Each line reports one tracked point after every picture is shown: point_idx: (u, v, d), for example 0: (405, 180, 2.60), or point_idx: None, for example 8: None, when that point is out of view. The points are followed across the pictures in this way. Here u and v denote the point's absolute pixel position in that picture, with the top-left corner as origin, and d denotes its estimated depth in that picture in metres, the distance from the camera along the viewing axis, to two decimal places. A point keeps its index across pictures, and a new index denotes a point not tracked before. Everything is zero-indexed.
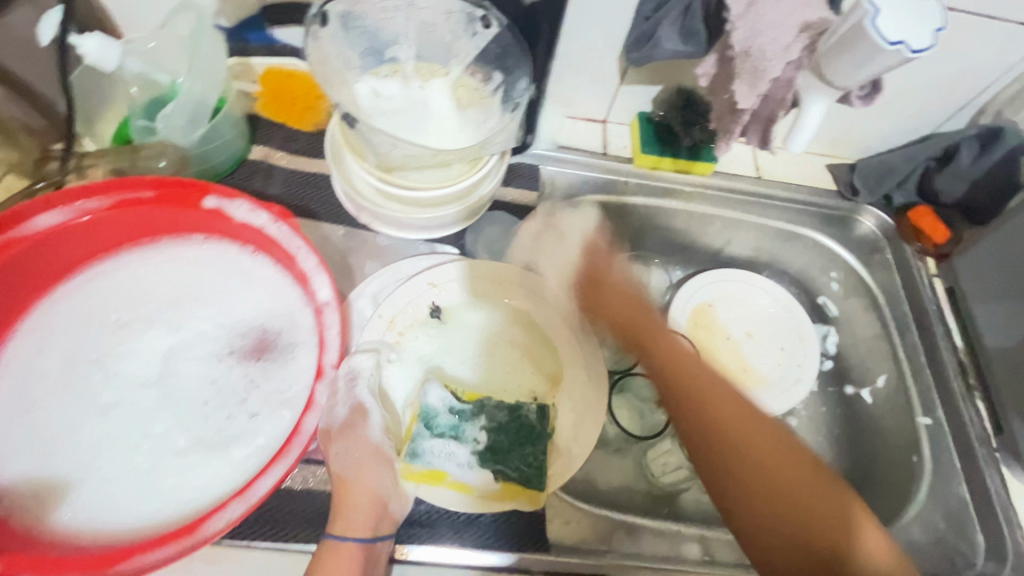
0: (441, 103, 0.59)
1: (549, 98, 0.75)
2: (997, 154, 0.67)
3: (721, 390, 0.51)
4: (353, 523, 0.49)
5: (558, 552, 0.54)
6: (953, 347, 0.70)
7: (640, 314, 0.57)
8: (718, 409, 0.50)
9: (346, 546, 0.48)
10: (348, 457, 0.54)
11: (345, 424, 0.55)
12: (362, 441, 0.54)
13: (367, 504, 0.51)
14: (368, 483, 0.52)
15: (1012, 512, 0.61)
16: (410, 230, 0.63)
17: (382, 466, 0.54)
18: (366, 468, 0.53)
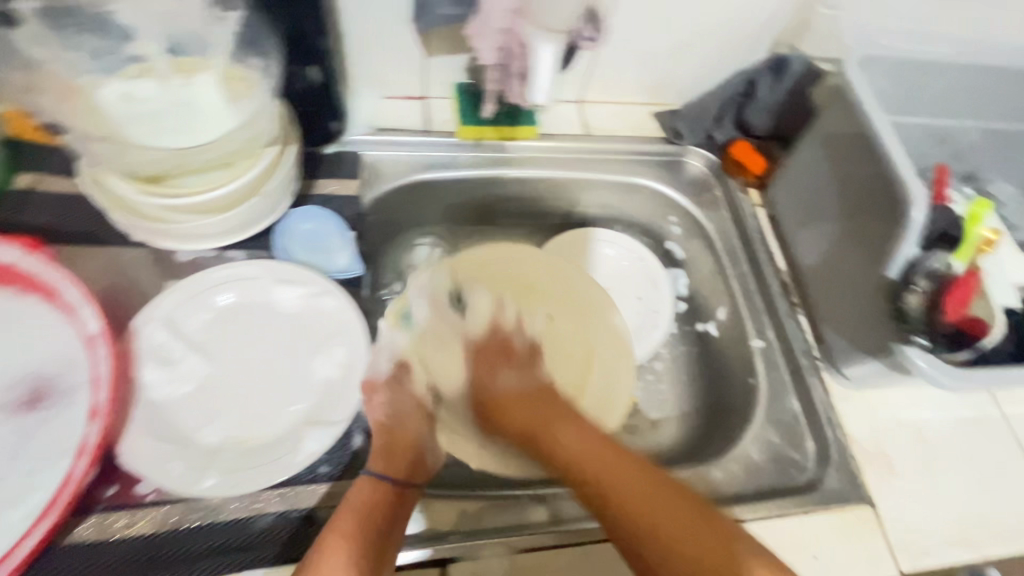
0: (199, 96, 0.53)
1: (358, 81, 0.73)
2: (787, 83, 0.73)
3: (594, 447, 0.50)
4: (396, 465, 0.52)
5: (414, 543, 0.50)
6: (776, 270, 0.73)
7: (546, 401, 0.56)
8: (597, 463, 0.49)
9: (382, 484, 0.49)
10: (391, 408, 0.55)
11: (392, 377, 0.57)
12: (405, 394, 0.57)
13: (406, 449, 0.53)
14: (411, 429, 0.55)
15: (835, 415, 0.64)
16: (196, 239, 0.57)
17: (419, 417, 0.57)
18: (408, 419, 0.55)
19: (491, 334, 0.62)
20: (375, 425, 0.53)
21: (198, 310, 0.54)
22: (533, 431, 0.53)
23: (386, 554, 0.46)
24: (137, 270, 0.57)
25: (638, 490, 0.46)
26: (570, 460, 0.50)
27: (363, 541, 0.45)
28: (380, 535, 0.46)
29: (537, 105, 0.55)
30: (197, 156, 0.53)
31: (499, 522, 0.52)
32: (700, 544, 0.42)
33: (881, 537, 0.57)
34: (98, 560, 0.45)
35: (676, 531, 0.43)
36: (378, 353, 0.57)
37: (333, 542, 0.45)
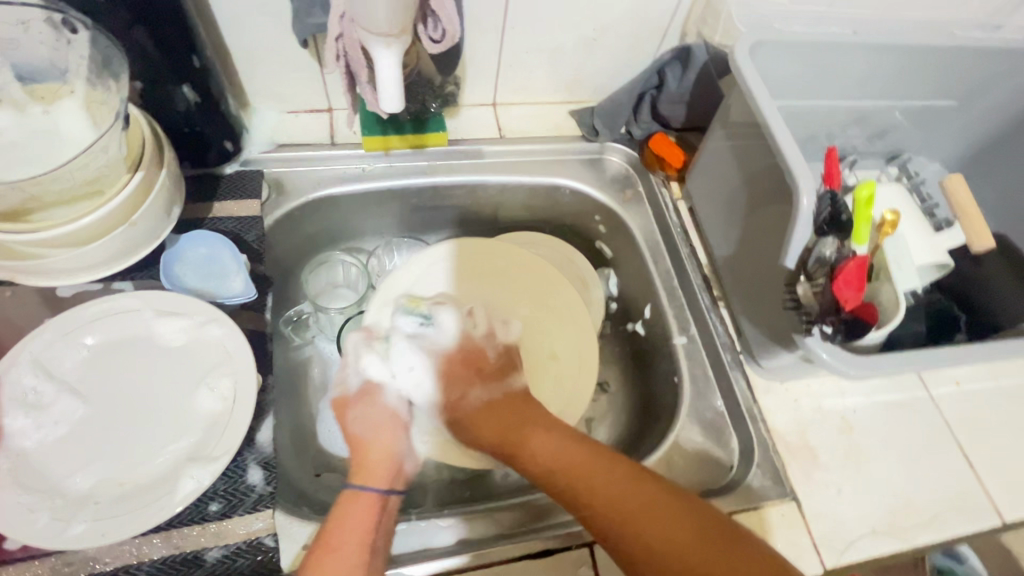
0: (63, 125, 0.51)
1: (256, 97, 0.70)
2: (692, 73, 0.73)
3: (566, 456, 0.53)
4: (370, 473, 0.54)
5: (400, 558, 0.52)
6: (698, 264, 0.71)
7: (511, 400, 0.59)
8: (574, 468, 0.52)
9: (365, 496, 0.51)
10: (364, 422, 0.58)
11: (361, 392, 0.59)
12: (377, 406, 0.58)
13: (385, 461, 0.55)
14: (385, 442, 0.57)
15: (758, 409, 0.62)
16: (71, 274, 0.54)
17: (398, 428, 0.58)
18: (383, 431, 0.57)
19: (462, 347, 0.62)
20: (354, 440, 0.57)
21: (74, 349, 0.52)
22: (520, 460, 0.55)
23: (376, 559, 0.47)
24: (16, 309, 0.55)
25: (625, 490, 0.49)
26: (557, 467, 0.53)
27: (347, 553, 0.46)
28: (368, 543, 0.48)
29: (390, 113, 0.47)
30: (45, 192, 0.48)
31: (409, 550, 0.53)
32: (685, 545, 0.45)
33: (806, 532, 0.56)
34: None
35: (676, 553, 0.45)
36: (344, 372, 0.60)
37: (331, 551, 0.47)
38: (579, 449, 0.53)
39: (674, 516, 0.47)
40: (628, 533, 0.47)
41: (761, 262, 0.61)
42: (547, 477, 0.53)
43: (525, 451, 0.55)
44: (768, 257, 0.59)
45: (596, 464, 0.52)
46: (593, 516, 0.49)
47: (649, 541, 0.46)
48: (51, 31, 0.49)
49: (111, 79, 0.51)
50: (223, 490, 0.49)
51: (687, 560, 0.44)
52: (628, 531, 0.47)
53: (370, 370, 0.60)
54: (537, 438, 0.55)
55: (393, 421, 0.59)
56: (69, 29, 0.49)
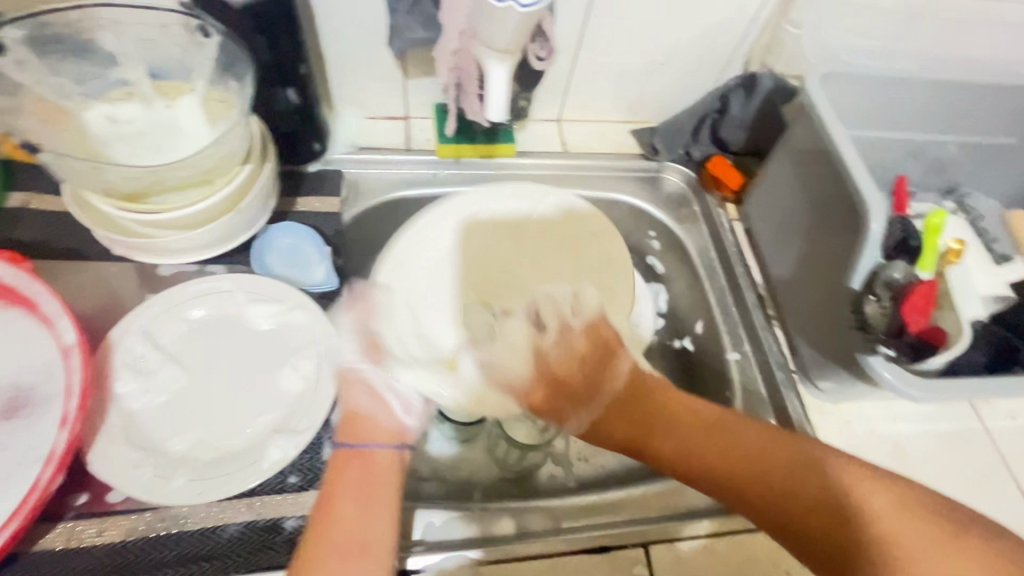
0: (189, 119, 0.55)
1: (341, 102, 0.75)
2: (757, 99, 0.75)
3: (699, 424, 0.52)
4: (363, 440, 0.52)
5: (423, 548, 0.53)
6: (753, 283, 0.73)
7: (599, 348, 0.60)
8: (704, 442, 0.50)
9: (350, 462, 0.50)
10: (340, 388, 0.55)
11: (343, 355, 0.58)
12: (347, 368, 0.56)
13: (360, 420, 0.53)
14: (361, 404, 0.54)
15: (811, 427, 0.63)
16: (178, 254, 0.59)
17: (365, 387, 0.55)
18: (360, 397, 0.54)
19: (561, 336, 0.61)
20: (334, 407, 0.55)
21: (175, 323, 0.56)
22: (650, 444, 0.52)
23: (378, 501, 0.48)
24: (121, 284, 0.60)
25: (702, 437, 0.50)
26: (678, 450, 0.51)
27: (347, 525, 0.46)
28: (368, 506, 0.48)
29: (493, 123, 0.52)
30: (171, 177, 0.53)
31: (470, 535, 0.54)
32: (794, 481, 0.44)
33: None
34: (68, 567, 0.46)
35: (790, 485, 0.44)
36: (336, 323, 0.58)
37: (333, 523, 0.46)
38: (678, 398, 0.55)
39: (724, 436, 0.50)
40: (747, 481, 0.46)
41: (816, 283, 0.64)
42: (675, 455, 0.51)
43: (652, 424, 0.53)
44: (826, 281, 0.62)
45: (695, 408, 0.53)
46: (690, 454, 0.50)
47: (730, 460, 0.48)
48: (186, 35, 0.55)
49: (234, 79, 0.56)
50: (302, 465, 0.52)
51: (764, 489, 0.45)
52: (748, 471, 0.46)
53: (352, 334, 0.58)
54: (661, 410, 0.54)
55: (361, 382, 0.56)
56: (202, 33, 0.54)
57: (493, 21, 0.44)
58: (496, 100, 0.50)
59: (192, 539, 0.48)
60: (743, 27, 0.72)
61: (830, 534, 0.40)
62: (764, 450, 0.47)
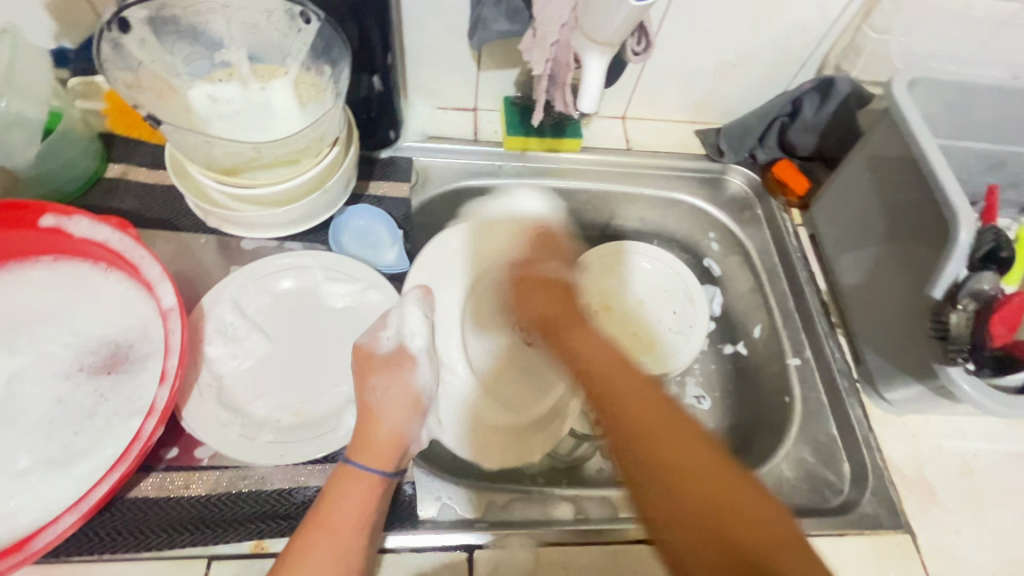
0: (283, 102, 0.58)
1: (414, 91, 0.77)
2: (834, 104, 0.73)
3: (610, 362, 0.48)
4: (370, 455, 0.49)
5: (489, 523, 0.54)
6: (817, 290, 0.73)
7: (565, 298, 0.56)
8: (645, 424, 0.42)
9: (365, 478, 0.48)
10: (382, 392, 0.52)
11: (392, 356, 0.54)
12: (403, 382, 0.53)
13: (390, 442, 0.50)
14: (392, 418, 0.51)
15: (874, 438, 0.62)
16: (264, 228, 0.62)
17: (415, 413, 0.53)
18: (397, 411, 0.52)
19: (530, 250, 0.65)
20: (362, 408, 0.51)
21: (261, 294, 0.59)
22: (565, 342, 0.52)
23: (374, 539, 0.47)
24: (209, 256, 0.64)
25: (650, 418, 0.43)
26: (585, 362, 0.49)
27: (340, 535, 0.45)
28: (360, 533, 0.46)
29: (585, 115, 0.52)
30: (269, 154, 0.55)
31: (529, 516, 0.55)
32: (706, 472, 0.39)
33: (921, 566, 0.55)
34: (157, 516, 0.49)
35: (691, 454, 0.40)
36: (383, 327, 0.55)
37: (319, 544, 0.45)
38: (603, 345, 0.50)
39: (645, 394, 0.45)
40: (640, 453, 0.41)
41: (883, 288, 0.64)
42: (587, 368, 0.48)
43: (603, 363, 0.48)
44: (889, 287, 0.63)
45: (643, 392, 0.45)
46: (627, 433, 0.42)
47: (644, 430, 0.42)
48: (286, 20, 0.57)
49: (328, 65, 0.59)
50: None
51: (701, 496, 0.38)
52: (665, 454, 0.40)
53: (410, 339, 0.55)
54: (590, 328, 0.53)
55: (414, 405, 0.53)
56: (303, 19, 0.56)
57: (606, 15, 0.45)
58: (590, 89, 0.50)
59: (272, 498, 0.51)
60: (820, 31, 0.72)
61: (715, 510, 0.37)
62: (672, 430, 0.41)
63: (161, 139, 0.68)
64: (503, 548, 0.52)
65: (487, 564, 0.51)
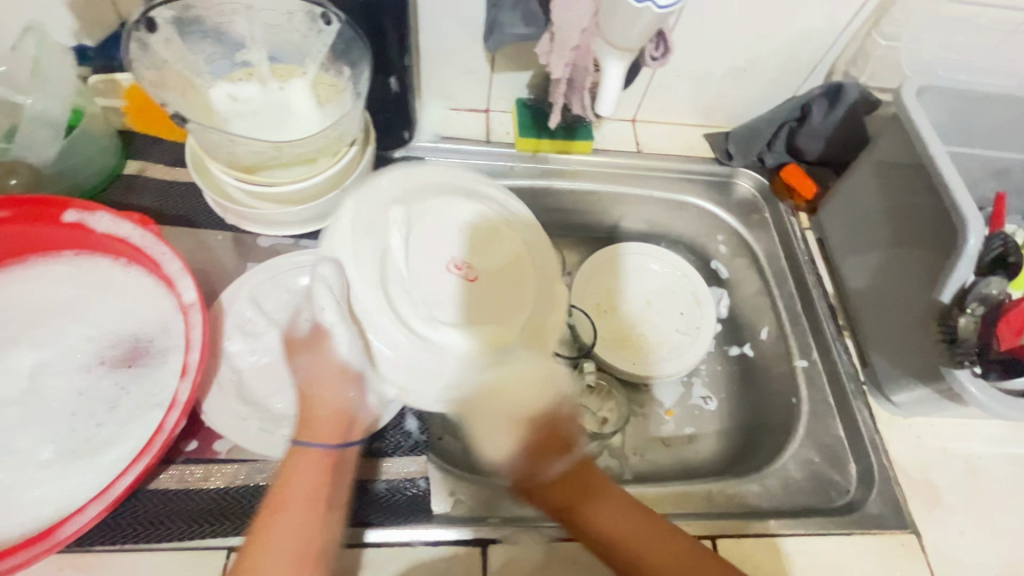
0: (302, 102, 0.60)
1: (427, 92, 0.78)
2: (841, 110, 0.75)
3: (630, 521, 0.50)
4: (315, 437, 0.51)
5: (498, 521, 0.55)
6: (824, 293, 0.74)
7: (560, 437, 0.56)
8: (651, 561, 0.48)
9: (309, 454, 0.50)
10: (310, 373, 0.53)
11: (310, 336, 0.54)
12: (325, 359, 0.53)
13: (332, 417, 0.53)
14: (328, 391, 0.53)
15: (880, 439, 0.63)
16: (283, 226, 0.63)
17: (350, 382, 0.53)
18: (331, 386, 0.53)
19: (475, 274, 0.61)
20: (301, 389, 0.54)
21: (277, 290, 0.60)
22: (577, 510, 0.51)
23: (334, 511, 0.48)
24: (225, 253, 0.64)
25: (656, 546, 0.49)
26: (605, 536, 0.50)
27: (297, 511, 0.46)
28: (315, 507, 0.47)
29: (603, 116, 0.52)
30: (290, 153, 0.57)
31: (541, 512, 0.56)
32: None
33: (926, 565, 0.56)
34: (177, 507, 0.50)
35: None
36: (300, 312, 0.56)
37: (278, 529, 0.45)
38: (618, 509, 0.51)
39: (637, 515, 0.51)
40: None
41: (887, 291, 0.65)
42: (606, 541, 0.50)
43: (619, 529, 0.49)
44: (892, 288, 0.64)
45: (644, 530, 0.50)
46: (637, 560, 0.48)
47: (653, 567, 0.48)
48: (307, 21, 0.58)
49: (347, 66, 0.60)
50: (386, 435, 0.59)
51: None
52: None
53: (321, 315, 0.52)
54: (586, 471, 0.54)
55: (344, 376, 0.53)
56: (324, 21, 0.57)
57: (627, 20, 0.46)
58: (609, 91, 0.51)
59: None
60: (830, 38, 0.73)
61: None
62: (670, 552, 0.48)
63: (181, 137, 0.69)
64: (512, 545, 0.53)
65: (501, 557, 0.52)
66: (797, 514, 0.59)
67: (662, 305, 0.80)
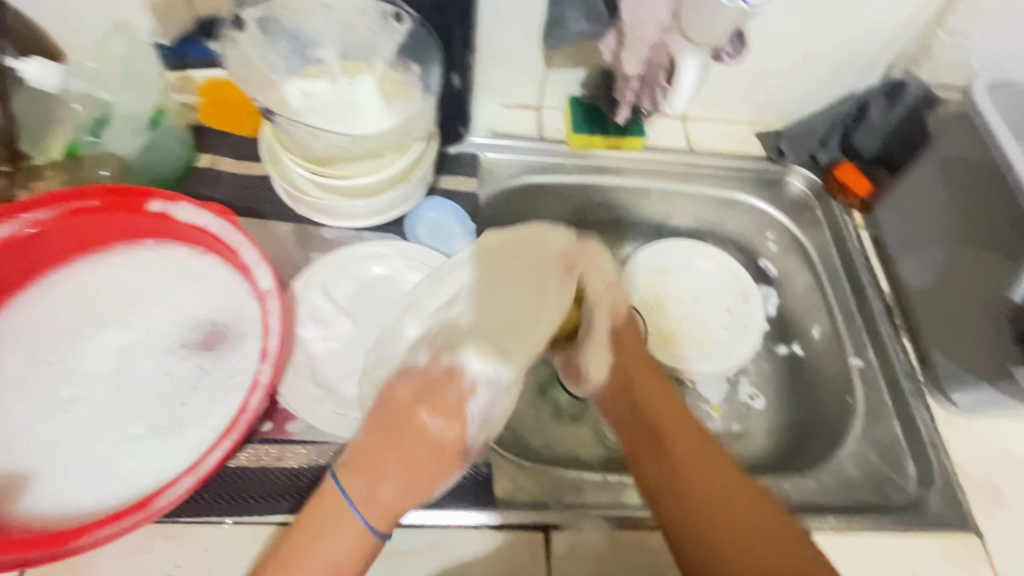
0: (368, 96, 0.61)
1: (482, 89, 0.80)
2: (902, 107, 0.74)
3: (706, 455, 0.51)
4: (370, 510, 0.47)
5: (558, 508, 0.56)
6: (880, 292, 0.73)
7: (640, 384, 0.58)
8: (713, 495, 0.49)
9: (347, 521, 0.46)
10: (408, 453, 0.48)
11: (440, 413, 0.49)
12: (435, 444, 0.49)
13: (400, 496, 0.47)
14: (421, 448, 0.48)
15: (939, 438, 0.63)
16: (349, 218, 0.65)
17: (442, 474, 0.49)
18: (419, 466, 0.48)
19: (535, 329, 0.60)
20: (375, 462, 0.48)
21: (346, 279, 0.63)
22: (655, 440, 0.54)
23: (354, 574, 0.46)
24: (289, 243, 0.66)
25: (715, 480, 0.49)
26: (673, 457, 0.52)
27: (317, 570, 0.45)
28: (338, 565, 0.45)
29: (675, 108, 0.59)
30: (360, 147, 0.59)
31: (600, 499, 0.57)
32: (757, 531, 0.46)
33: (990, 566, 0.56)
34: (257, 483, 0.52)
35: (742, 513, 0.47)
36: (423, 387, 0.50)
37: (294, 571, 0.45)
38: (692, 434, 0.53)
39: (709, 453, 0.52)
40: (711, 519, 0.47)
41: (946, 283, 0.65)
42: (673, 464, 0.51)
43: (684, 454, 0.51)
44: (951, 281, 0.65)
45: (711, 462, 0.51)
46: (699, 490, 0.49)
47: (713, 493, 0.49)
48: (379, 19, 0.60)
49: (416, 63, 0.62)
50: None
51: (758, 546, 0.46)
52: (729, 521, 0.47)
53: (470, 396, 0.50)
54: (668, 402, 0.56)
55: (439, 461, 0.49)
56: (395, 19, 0.60)
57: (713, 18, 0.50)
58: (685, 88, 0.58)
59: None
60: (892, 35, 0.72)
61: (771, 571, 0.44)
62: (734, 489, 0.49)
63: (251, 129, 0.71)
64: (573, 532, 0.54)
65: (565, 544, 0.53)
66: (854, 511, 0.59)
67: (710, 301, 0.80)
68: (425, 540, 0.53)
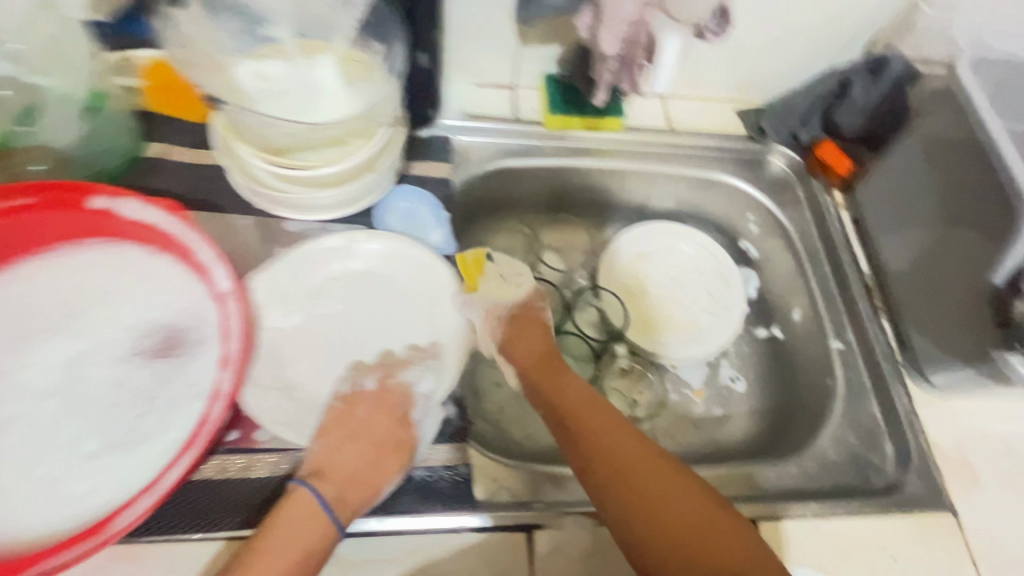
0: (326, 79, 0.57)
1: (453, 67, 0.75)
2: (884, 83, 0.72)
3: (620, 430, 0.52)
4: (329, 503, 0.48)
5: (541, 506, 0.54)
6: (860, 273, 0.72)
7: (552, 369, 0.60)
8: (632, 469, 0.49)
9: (303, 512, 0.47)
10: (354, 452, 0.51)
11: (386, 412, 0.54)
12: (383, 437, 0.53)
13: (357, 486, 0.50)
14: (368, 442, 0.52)
15: (916, 418, 0.64)
16: (317, 211, 0.62)
17: (393, 467, 0.52)
18: (368, 461, 0.51)
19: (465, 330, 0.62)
20: (327, 462, 0.51)
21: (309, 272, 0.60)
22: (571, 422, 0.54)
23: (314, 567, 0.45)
24: (249, 238, 0.61)
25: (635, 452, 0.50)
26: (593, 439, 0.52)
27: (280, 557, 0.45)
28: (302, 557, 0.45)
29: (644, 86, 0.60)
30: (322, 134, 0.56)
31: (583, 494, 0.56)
32: (677, 502, 0.47)
33: (965, 545, 0.57)
34: (224, 495, 0.50)
35: (660, 487, 0.48)
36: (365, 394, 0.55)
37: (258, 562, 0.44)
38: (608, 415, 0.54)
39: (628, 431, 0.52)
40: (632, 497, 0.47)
41: (924, 264, 0.66)
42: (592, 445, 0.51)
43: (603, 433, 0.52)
44: (928, 261, 0.65)
45: (629, 440, 0.51)
46: (618, 464, 0.49)
47: (635, 468, 0.49)
48: None
49: (380, 42, 0.58)
50: None
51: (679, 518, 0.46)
52: (649, 494, 0.47)
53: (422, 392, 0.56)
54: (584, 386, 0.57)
55: (390, 457, 0.52)
56: None
57: None
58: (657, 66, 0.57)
59: None
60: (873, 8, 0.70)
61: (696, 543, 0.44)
62: (655, 462, 0.49)
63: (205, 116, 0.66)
64: (557, 531, 0.53)
65: (547, 543, 0.52)
66: (833, 495, 0.59)
67: (691, 285, 0.79)
68: (404, 547, 0.51)
